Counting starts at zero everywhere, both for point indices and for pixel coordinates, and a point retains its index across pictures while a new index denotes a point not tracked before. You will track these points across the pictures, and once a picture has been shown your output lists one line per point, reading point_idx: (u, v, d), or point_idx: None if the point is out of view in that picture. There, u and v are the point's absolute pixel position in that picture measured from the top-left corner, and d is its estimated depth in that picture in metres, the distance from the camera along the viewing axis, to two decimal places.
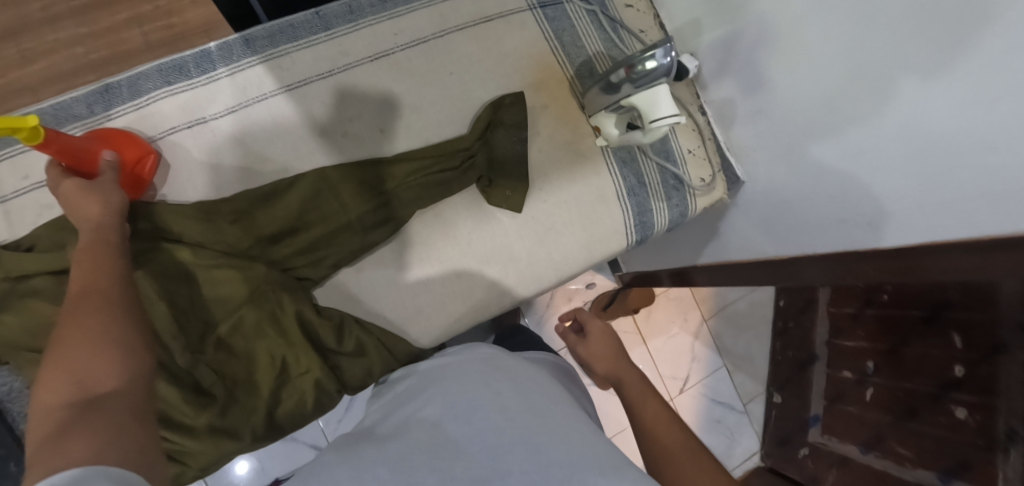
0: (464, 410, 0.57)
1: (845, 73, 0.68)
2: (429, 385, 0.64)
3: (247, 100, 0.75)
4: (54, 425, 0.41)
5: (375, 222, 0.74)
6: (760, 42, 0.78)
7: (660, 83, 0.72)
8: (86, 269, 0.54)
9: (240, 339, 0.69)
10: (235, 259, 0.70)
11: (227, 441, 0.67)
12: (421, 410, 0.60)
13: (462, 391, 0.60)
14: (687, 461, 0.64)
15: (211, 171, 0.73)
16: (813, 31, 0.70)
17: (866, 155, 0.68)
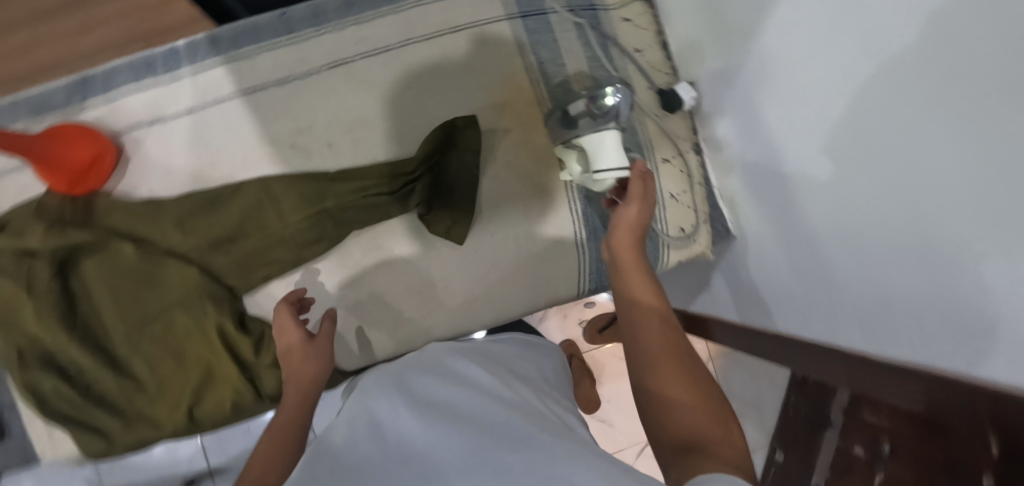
0: (369, 423, 0.41)
1: (839, 134, 0.53)
2: (366, 384, 0.52)
3: (204, 102, 0.75)
4: None
5: (309, 240, 0.73)
6: (756, 70, 0.64)
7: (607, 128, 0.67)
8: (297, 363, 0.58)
9: (173, 338, 0.72)
10: (179, 261, 0.72)
11: (149, 428, 0.72)
12: (341, 419, 0.45)
13: (373, 400, 0.46)
14: (686, 394, 0.43)
15: (167, 170, 0.75)
16: (815, 68, 0.54)
17: (865, 243, 0.55)
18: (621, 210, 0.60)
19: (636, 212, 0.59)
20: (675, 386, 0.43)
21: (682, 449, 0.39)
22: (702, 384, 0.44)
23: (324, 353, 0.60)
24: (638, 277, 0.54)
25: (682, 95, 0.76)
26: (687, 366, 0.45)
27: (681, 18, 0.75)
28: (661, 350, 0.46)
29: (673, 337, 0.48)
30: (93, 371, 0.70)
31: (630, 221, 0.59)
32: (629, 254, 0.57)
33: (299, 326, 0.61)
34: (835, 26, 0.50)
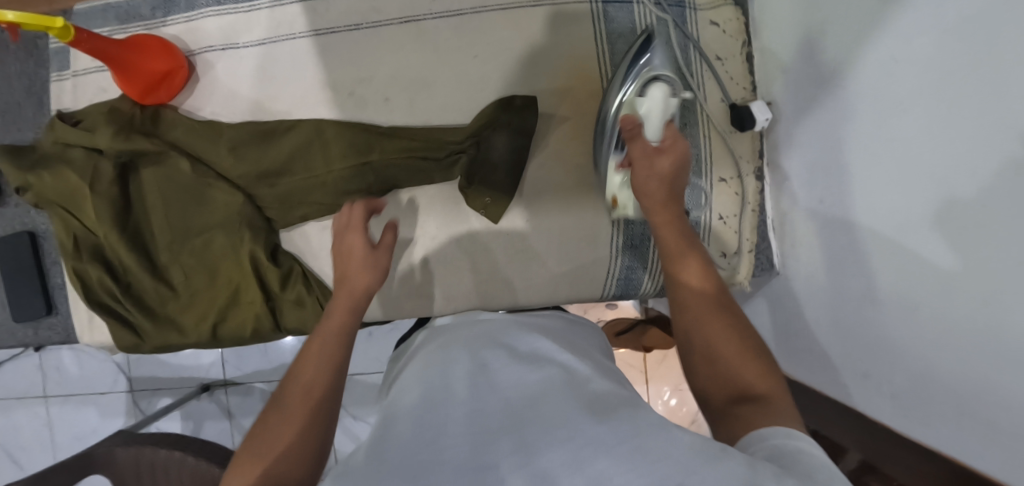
0: (434, 391, 0.40)
1: (932, 206, 0.48)
2: (419, 353, 0.52)
3: (276, 36, 0.77)
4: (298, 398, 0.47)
5: (350, 189, 0.75)
6: (853, 102, 0.57)
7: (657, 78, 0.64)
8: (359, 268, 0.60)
9: (210, 254, 0.76)
10: (227, 184, 0.75)
11: (175, 333, 0.76)
12: (405, 381, 0.46)
13: (439, 369, 0.44)
14: (728, 345, 0.44)
15: (232, 96, 0.77)
16: (926, 126, 0.48)
17: (926, 316, 0.50)
18: (640, 171, 0.58)
19: (666, 167, 0.58)
20: (717, 343, 0.44)
21: (735, 400, 0.41)
22: (741, 335, 0.45)
23: (380, 268, 0.61)
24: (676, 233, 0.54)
25: (756, 115, 0.71)
26: (728, 320, 0.46)
27: (776, 32, 0.70)
28: (698, 307, 0.47)
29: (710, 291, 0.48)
30: (135, 269, 0.74)
31: (658, 177, 0.57)
32: (660, 214, 0.56)
33: (363, 230, 0.63)
34: (967, 89, 0.43)
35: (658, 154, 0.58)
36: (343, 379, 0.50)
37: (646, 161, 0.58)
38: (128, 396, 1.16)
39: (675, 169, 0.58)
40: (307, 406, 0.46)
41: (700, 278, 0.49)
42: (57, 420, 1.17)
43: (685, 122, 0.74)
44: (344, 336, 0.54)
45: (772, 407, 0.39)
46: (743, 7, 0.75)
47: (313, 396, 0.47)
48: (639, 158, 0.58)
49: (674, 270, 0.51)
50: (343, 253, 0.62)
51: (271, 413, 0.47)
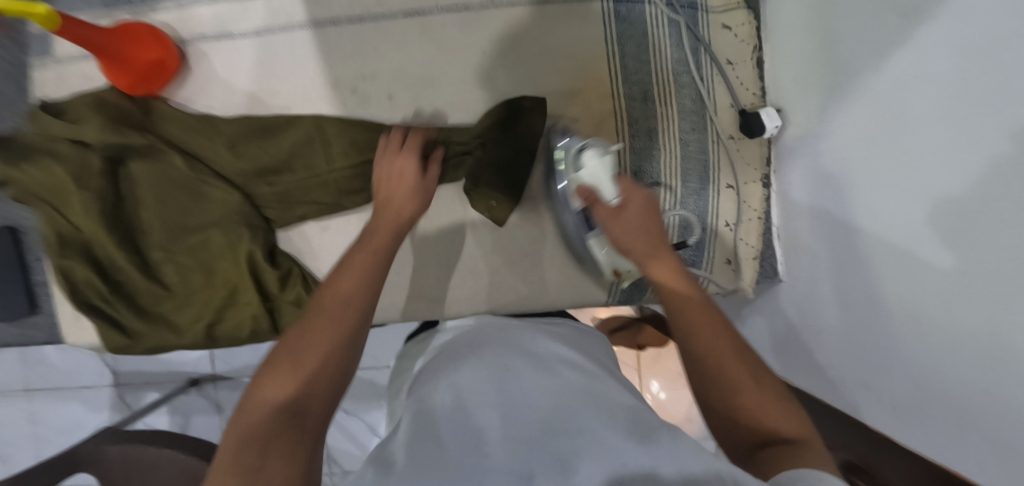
0: (460, 399, 0.40)
1: (933, 215, 0.50)
2: (433, 366, 0.49)
3: (274, 27, 0.74)
4: (336, 308, 0.50)
5: (352, 189, 0.73)
6: (865, 112, 0.58)
7: (588, 146, 0.68)
8: (407, 191, 0.63)
9: (205, 253, 0.73)
10: (224, 182, 0.73)
11: (168, 335, 0.73)
12: (422, 388, 0.45)
13: (461, 375, 0.43)
14: (746, 390, 0.44)
15: (227, 89, 0.74)
16: (937, 140, 0.49)
17: (942, 332, 0.51)
18: (615, 232, 0.60)
19: (639, 218, 0.60)
20: (743, 383, 0.45)
21: (763, 446, 0.42)
22: (758, 378, 0.45)
23: (427, 195, 0.65)
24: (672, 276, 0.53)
25: (766, 123, 0.70)
26: (744, 363, 0.46)
27: (787, 39, 0.69)
28: (723, 346, 0.47)
29: (718, 332, 0.48)
30: (126, 268, 0.72)
31: (634, 229, 0.59)
32: (656, 256, 0.56)
33: (416, 156, 0.66)
34: (982, 105, 0.44)
35: (622, 209, 0.60)
36: (373, 304, 0.52)
37: (615, 219, 0.60)
38: (114, 390, 1.13)
39: (649, 219, 0.60)
40: (338, 328, 0.48)
41: (706, 320, 0.49)
42: (40, 414, 1.13)
43: (693, 127, 0.73)
44: (378, 262, 0.55)
45: (804, 452, 0.39)
46: (756, 11, 0.73)
47: (343, 319, 0.49)
48: (609, 220, 0.61)
49: (678, 311, 0.50)
50: (398, 174, 0.64)
51: (305, 322, 0.49)
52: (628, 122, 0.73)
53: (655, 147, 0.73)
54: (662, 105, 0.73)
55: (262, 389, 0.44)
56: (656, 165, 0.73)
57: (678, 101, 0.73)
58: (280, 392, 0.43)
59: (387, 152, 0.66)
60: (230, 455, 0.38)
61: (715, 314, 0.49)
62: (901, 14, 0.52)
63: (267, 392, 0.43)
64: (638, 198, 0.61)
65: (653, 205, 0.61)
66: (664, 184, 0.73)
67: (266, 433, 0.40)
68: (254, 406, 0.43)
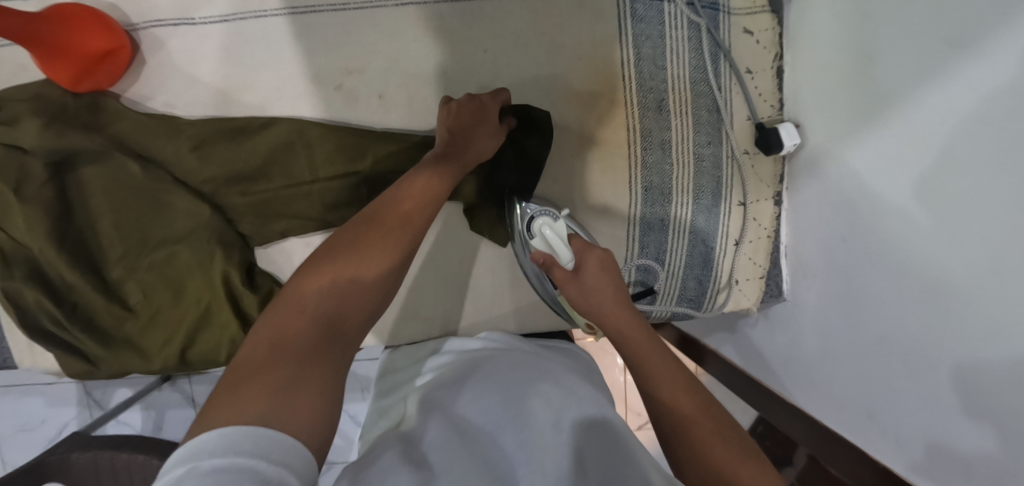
0: (481, 430, 0.48)
1: (971, 272, 0.48)
2: (459, 394, 0.53)
3: (242, 12, 0.64)
4: (394, 231, 0.54)
5: (342, 201, 0.67)
6: (873, 140, 0.57)
7: (535, 217, 0.67)
8: (475, 132, 0.63)
9: (170, 271, 0.66)
10: (191, 192, 0.65)
11: (136, 359, 0.67)
12: (432, 430, 0.48)
13: (481, 402, 0.51)
14: (713, 441, 0.45)
15: (189, 84, 0.65)
16: (977, 180, 0.46)
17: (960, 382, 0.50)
18: (572, 293, 0.60)
19: (597, 280, 0.60)
20: (710, 443, 0.45)
21: None
22: (728, 438, 0.45)
23: (501, 139, 0.65)
24: (633, 328, 0.55)
25: (785, 140, 0.66)
26: (711, 421, 0.47)
27: (813, 49, 0.64)
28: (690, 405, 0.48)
29: (684, 390, 0.49)
30: (82, 289, 0.64)
31: (592, 291, 0.59)
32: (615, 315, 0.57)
33: (491, 113, 0.64)
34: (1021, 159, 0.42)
35: (579, 271, 0.61)
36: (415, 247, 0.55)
37: (574, 283, 0.60)
38: (78, 387, 1.06)
39: (606, 278, 0.60)
40: (381, 270, 0.51)
41: (672, 375, 0.50)
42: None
43: (708, 140, 0.68)
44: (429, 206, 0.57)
45: None
46: (780, 15, 0.68)
47: (387, 259, 0.52)
48: (567, 284, 0.61)
49: (638, 365, 0.53)
50: (477, 108, 0.64)
51: (350, 245, 0.52)
52: (641, 132, 0.68)
53: (668, 161, 0.68)
54: (677, 116, 0.68)
55: (303, 298, 0.47)
56: (667, 181, 0.69)
57: (693, 111, 0.68)
58: (320, 307, 0.47)
59: (466, 101, 0.64)
60: (268, 356, 0.42)
61: (682, 373, 0.51)
62: (949, 44, 0.48)
63: (308, 302, 0.47)
64: (593, 259, 0.61)
65: (609, 263, 0.61)
66: (675, 200, 0.69)
67: (303, 347, 0.43)
68: (294, 311, 0.46)
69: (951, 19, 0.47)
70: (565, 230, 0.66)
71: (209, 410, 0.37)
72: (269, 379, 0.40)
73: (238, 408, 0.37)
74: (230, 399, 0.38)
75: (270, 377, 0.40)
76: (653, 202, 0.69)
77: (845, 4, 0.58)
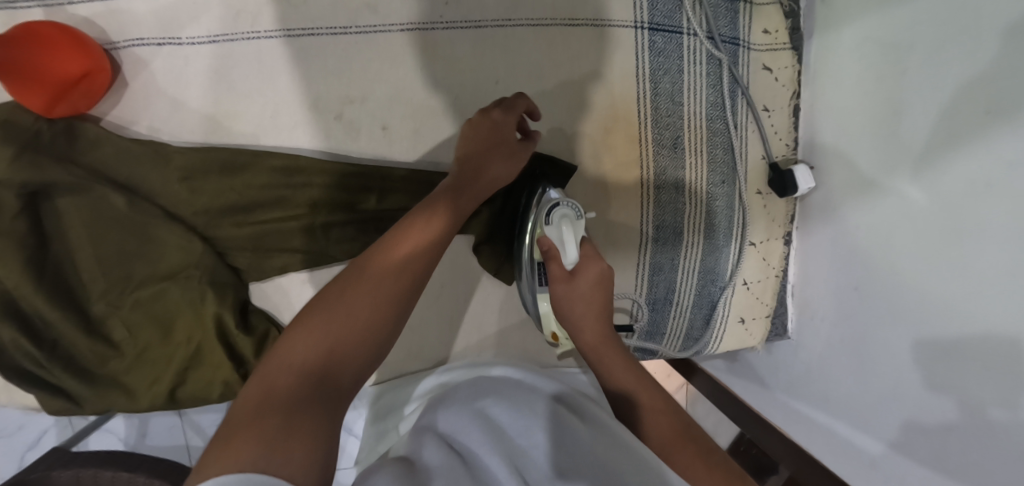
0: (480, 452, 0.40)
1: (970, 344, 0.48)
2: (463, 416, 0.45)
3: (234, 32, 0.59)
4: (404, 260, 0.49)
5: (342, 236, 0.63)
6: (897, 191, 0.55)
7: (559, 204, 0.58)
8: (490, 150, 0.57)
9: (159, 309, 0.62)
10: (179, 225, 0.61)
11: (120, 398, 0.63)
12: (430, 453, 0.40)
13: (482, 424, 0.43)
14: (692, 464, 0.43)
15: (174, 108, 0.60)
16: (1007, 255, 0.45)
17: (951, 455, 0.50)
18: (560, 293, 0.57)
19: (589, 293, 0.57)
20: (691, 469, 0.43)
21: None
22: (711, 461, 0.44)
23: (517, 160, 0.59)
24: (613, 349, 0.55)
25: (800, 182, 0.65)
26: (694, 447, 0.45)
27: (836, 91, 0.62)
28: (666, 428, 0.47)
29: (666, 415, 0.48)
30: (62, 326, 0.60)
31: (581, 296, 0.57)
32: (591, 333, 0.56)
33: (509, 129, 0.58)
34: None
35: (575, 275, 0.57)
36: (418, 279, 0.49)
37: (564, 286, 0.57)
38: None
39: (599, 293, 0.57)
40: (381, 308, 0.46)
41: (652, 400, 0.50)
42: None
43: (722, 179, 0.67)
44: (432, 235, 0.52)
45: None
46: (801, 52, 0.66)
47: (385, 294, 0.47)
48: (557, 283, 0.57)
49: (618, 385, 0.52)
50: (496, 124, 0.58)
51: (343, 283, 0.46)
52: (655, 170, 0.66)
53: (681, 199, 0.67)
54: (692, 153, 0.66)
55: (293, 344, 0.42)
56: (679, 219, 0.67)
57: (709, 149, 0.66)
58: (311, 353, 0.42)
59: (485, 116, 0.58)
60: (254, 411, 0.36)
61: (665, 400, 0.50)
62: (986, 109, 0.45)
63: (298, 349, 0.41)
64: (591, 270, 0.57)
65: (608, 279, 0.58)
66: (686, 239, 0.68)
67: (294, 397, 0.38)
68: (283, 360, 0.41)
69: (989, 85, 0.45)
70: (581, 232, 0.59)
71: (201, 464, 0.33)
72: (257, 431, 0.35)
73: (222, 466, 0.32)
74: (219, 449, 0.33)
75: (257, 432, 0.34)
76: (664, 240, 0.68)
77: (875, 49, 0.56)
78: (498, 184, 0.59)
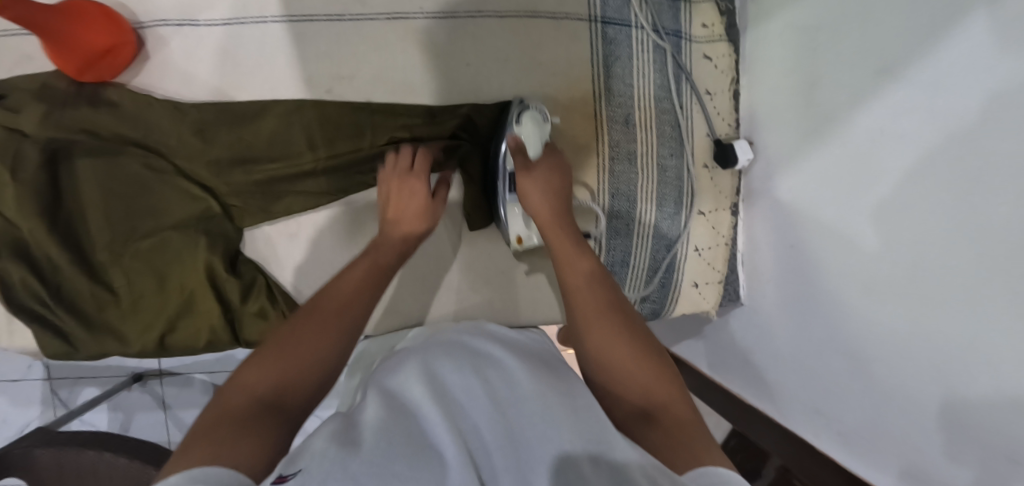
0: (414, 405, 0.44)
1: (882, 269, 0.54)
2: (409, 374, 0.49)
3: (244, 17, 0.69)
4: (351, 295, 0.53)
5: (328, 191, 0.71)
6: (820, 152, 0.61)
7: (529, 108, 0.67)
8: (415, 198, 0.66)
9: (160, 258, 0.68)
10: (179, 181, 0.68)
11: (114, 342, 0.68)
12: (370, 409, 0.44)
13: (423, 381, 0.47)
14: (623, 352, 0.50)
15: (186, 80, 0.69)
16: (912, 191, 0.50)
17: (890, 378, 0.55)
18: (525, 185, 0.65)
19: (548, 179, 0.65)
20: (620, 358, 0.49)
21: (648, 416, 0.45)
22: (640, 349, 0.50)
23: (436, 210, 0.68)
24: (564, 241, 0.61)
25: (739, 154, 0.72)
26: (628, 333, 0.51)
27: (763, 75, 0.71)
28: (603, 314, 0.53)
29: (604, 301, 0.54)
30: (67, 270, 0.66)
31: (538, 187, 0.64)
32: (545, 215, 0.63)
33: (422, 177, 0.67)
34: (950, 169, 0.47)
35: (535, 173, 0.65)
36: (364, 319, 0.53)
37: (525, 174, 0.65)
38: (46, 384, 1.07)
39: (553, 187, 0.65)
40: (332, 337, 0.49)
41: (591, 283, 0.56)
42: None
43: (671, 153, 0.75)
44: (374, 281, 0.57)
45: (680, 421, 0.44)
46: (738, 43, 0.75)
47: (334, 329, 0.49)
48: (519, 173, 0.65)
49: (566, 271, 0.58)
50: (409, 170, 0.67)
51: (298, 321, 0.50)
52: (610, 143, 0.74)
53: (634, 170, 0.74)
54: (643, 129, 0.74)
55: (247, 374, 0.44)
56: (633, 187, 0.74)
57: (658, 126, 0.74)
58: (264, 377, 0.44)
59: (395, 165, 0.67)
60: (209, 426, 0.38)
61: (606, 288, 0.56)
62: (877, 69, 0.53)
63: (252, 376, 0.44)
64: (546, 160, 0.66)
65: (560, 168, 0.66)
66: (641, 206, 0.75)
67: (247, 412, 0.40)
68: (237, 389, 0.43)
69: (877, 46, 0.53)
70: (547, 131, 0.67)
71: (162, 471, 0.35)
72: (211, 438, 0.37)
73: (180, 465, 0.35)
74: (182, 454, 0.36)
75: (212, 441, 0.37)
76: (620, 207, 0.75)
77: (791, 34, 0.65)
78: (429, 230, 0.67)
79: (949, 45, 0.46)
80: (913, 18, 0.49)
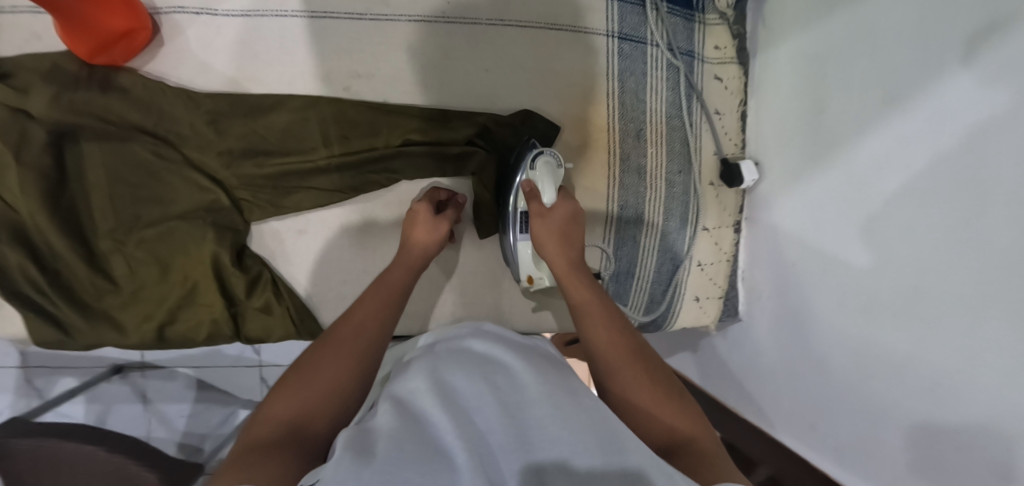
0: (426, 416, 0.43)
1: (881, 291, 0.56)
2: (422, 379, 0.48)
3: (264, 10, 0.68)
4: (370, 311, 0.54)
5: (339, 190, 0.70)
6: (823, 175, 0.63)
7: (543, 152, 0.67)
8: (424, 218, 0.66)
9: (163, 248, 0.67)
10: (189, 172, 0.67)
11: (111, 332, 0.67)
12: (381, 416, 0.43)
13: (438, 387, 0.46)
14: (641, 386, 0.50)
15: (201, 70, 0.68)
16: (912, 215, 0.52)
17: (884, 397, 0.57)
18: (539, 226, 0.65)
19: (563, 224, 0.65)
20: (639, 391, 0.49)
21: (667, 448, 0.45)
22: (657, 383, 0.50)
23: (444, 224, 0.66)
24: (577, 280, 0.61)
25: (745, 175, 0.74)
26: (646, 369, 0.52)
27: (770, 98, 0.74)
28: (619, 349, 0.53)
29: (620, 336, 0.54)
30: (67, 256, 0.65)
31: (552, 231, 0.64)
32: (560, 259, 0.62)
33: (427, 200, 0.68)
34: (948, 198, 0.49)
35: (551, 213, 0.65)
36: (388, 338, 0.53)
37: (540, 219, 0.65)
38: (20, 373, 1.03)
39: (569, 228, 0.65)
40: (353, 355, 0.49)
41: (607, 320, 0.56)
42: None
43: (679, 169, 0.76)
44: (391, 301, 0.56)
45: (697, 452, 0.44)
46: (747, 66, 0.77)
47: (353, 352, 0.49)
48: (535, 218, 0.65)
49: (580, 309, 0.58)
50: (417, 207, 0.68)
51: (320, 344, 0.50)
52: (621, 156, 0.75)
53: (643, 184, 0.76)
54: (653, 144, 0.75)
55: (274, 400, 0.44)
56: (641, 200, 0.76)
57: (668, 142, 0.76)
58: (291, 402, 0.44)
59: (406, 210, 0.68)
60: (240, 452, 0.39)
61: (621, 324, 0.56)
62: (883, 98, 0.55)
63: (278, 405, 0.44)
64: (563, 209, 0.66)
65: (578, 215, 0.66)
66: (648, 219, 0.76)
67: (276, 437, 0.41)
68: (264, 418, 0.43)
69: (885, 78, 0.55)
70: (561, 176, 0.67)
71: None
72: (242, 463, 0.38)
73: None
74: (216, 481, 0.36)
75: (245, 468, 0.37)
76: (627, 218, 0.76)
77: (799, 60, 0.67)
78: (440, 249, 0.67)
79: (950, 77, 0.48)
80: (920, 52, 0.51)
